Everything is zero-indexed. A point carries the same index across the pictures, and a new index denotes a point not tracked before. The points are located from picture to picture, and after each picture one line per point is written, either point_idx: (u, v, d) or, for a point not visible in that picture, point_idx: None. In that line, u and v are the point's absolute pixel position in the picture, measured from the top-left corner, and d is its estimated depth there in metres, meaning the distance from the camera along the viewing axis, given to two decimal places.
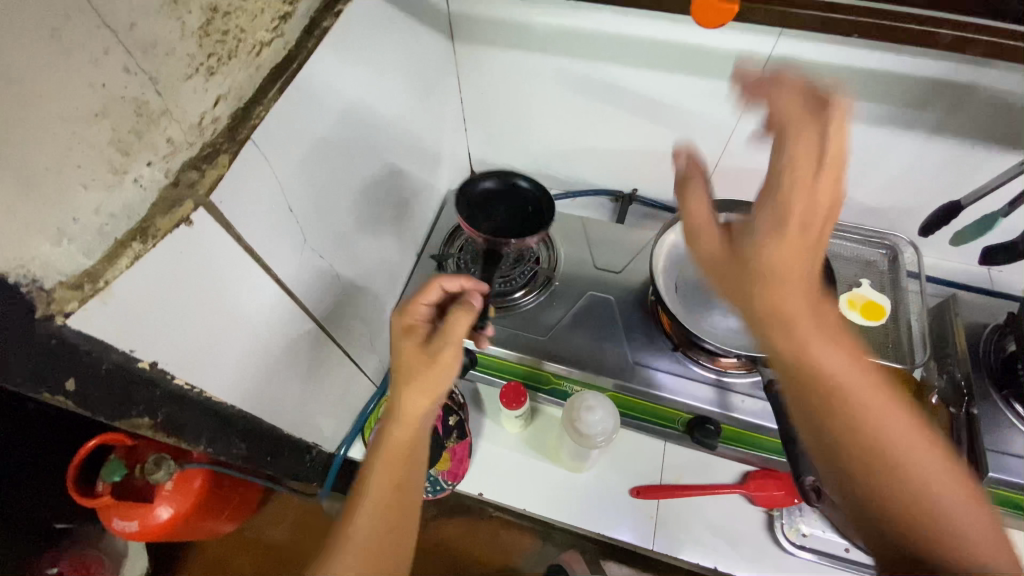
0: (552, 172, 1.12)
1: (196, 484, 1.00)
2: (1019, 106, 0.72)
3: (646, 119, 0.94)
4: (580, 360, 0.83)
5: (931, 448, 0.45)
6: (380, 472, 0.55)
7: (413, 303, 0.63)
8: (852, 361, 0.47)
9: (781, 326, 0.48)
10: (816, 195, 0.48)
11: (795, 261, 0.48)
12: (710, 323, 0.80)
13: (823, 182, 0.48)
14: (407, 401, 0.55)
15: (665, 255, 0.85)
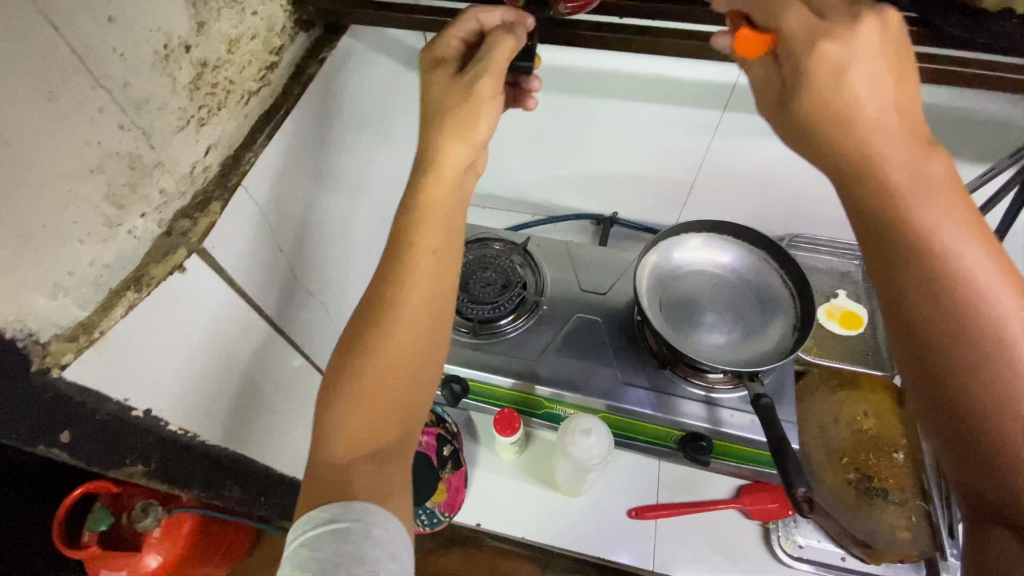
0: (534, 199, 1.15)
1: (185, 529, 0.98)
2: (968, 121, 0.76)
3: (623, 146, 0.98)
4: (571, 383, 0.84)
5: None
6: (431, 234, 0.54)
7: (442, 36, 0.58)
8: (992, 261, 0.41)
9: (879, 207, 0.43)
10: (848, 76, 0.43)
11: (883, 130, 0.43)
12: (696, 342, 0.82)
13: (852, 68, 0.43)
14: (446, 146, 0.54)
15: (647, 276, 0.87)
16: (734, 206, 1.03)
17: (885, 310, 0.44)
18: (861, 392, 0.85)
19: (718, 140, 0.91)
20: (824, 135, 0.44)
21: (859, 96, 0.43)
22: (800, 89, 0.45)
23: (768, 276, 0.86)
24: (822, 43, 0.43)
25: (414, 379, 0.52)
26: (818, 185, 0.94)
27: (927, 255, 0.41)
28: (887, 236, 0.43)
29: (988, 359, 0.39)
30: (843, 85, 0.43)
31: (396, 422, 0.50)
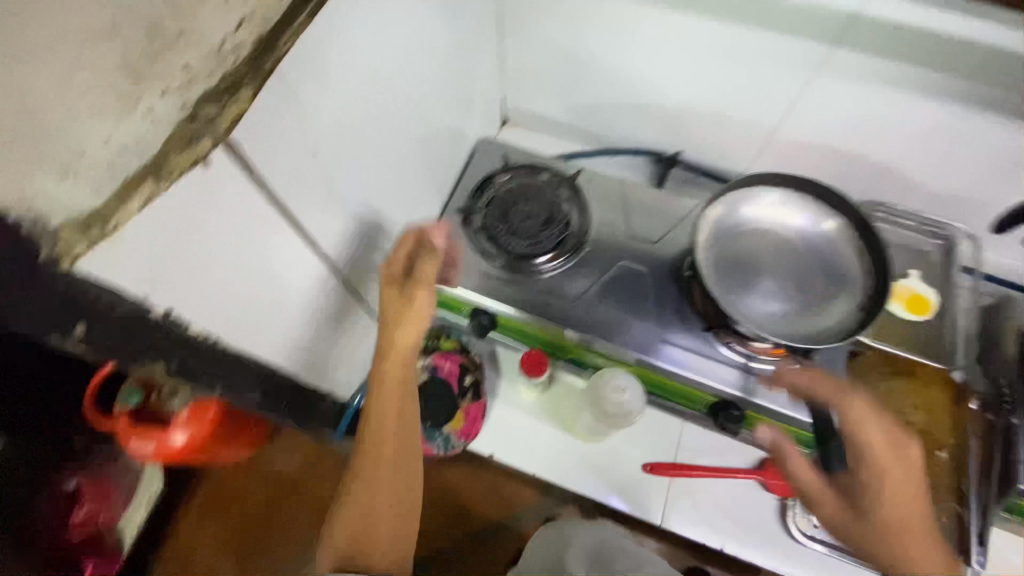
0: (590, 127, 1.05)
1: (212, 413, 1.00)
2: None
3: (703, 78, 0.86)
4: (605, 332, 0.80)
5: None
6: (373, 428, 0.65)
7: (394, 255, 0.68)
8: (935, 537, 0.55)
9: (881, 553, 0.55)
10: (885, 502, 0.55)
11: (897, 497, 0.55)
12: (748, 308, 0.76)
13: (883, 475, 0.56)
14: (396, 333, 0.65)
15: (708, 231, 0.79)
16: (814, 161, 0.92)
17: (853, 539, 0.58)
18: (915, 384, 0.80)
19: (817, 83, 0.79)
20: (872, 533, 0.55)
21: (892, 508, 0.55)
22: (869, 493, 0.56)
23: (843, 250, 0.78)
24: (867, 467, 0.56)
25: (410, 482, 0.67)
26: (924, 150, 0.82)
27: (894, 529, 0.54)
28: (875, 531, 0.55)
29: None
30: (910, 480, 0.56)
31: (399, 495, 0.66)
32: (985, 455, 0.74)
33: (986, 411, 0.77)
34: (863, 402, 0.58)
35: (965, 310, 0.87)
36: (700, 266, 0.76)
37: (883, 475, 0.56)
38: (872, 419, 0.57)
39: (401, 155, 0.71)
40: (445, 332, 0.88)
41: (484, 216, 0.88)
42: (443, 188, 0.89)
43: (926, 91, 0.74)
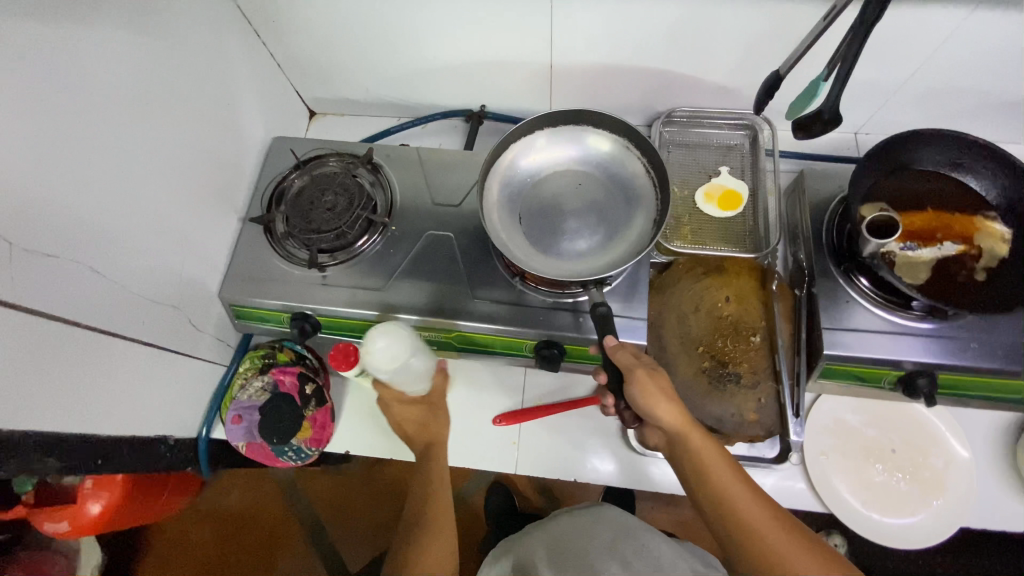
0: (393, 101, 1.03)
1: (118, 479, 0.90)
2: None
3: (458, 28, 0.85)
4: (421, 305, 0.80)
5: (769, 516, 0.56)
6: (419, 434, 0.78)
7: (310, 387, 0.84)
8: (734, 472, 0.59)
9: (689, 465, 0.61)
10: (690, 439, 0.61)
11: (708, 447, 0.61)
12: (555, 252, 0.77)
13: (668, 400, 0.62)
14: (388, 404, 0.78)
15: (502, 187, 0.79)
16: (604, 83, 0.92)
17: (712, 505, 0.59)
18: (725, 277, 0.82)
19: (559, 7, 0.79)
20: (686, 462, 0.61)
21: (686, 427, 0.61)
22: (649, 403, 0.61)
23: (631, 170, 0.79)
24: (669, 412, 0.61)
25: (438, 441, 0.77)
26: (685, 47, 0.83)
27: (707, 466, 0.60)
28: (686, 455, 0.61)
29: (756, 554, 0.55)
30: (696, 435, 0.61)
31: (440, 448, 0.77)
32: (799, 329, 0.77)
33: (793, 288, 0.80)
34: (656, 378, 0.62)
35: (772, 195, 0.89)
36: (497, 226, 0.77)
37: (668, 411, 0.61)
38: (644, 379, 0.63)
39: (140, 185, 0.68)
40: (276, 344, 0.87)
41: (286, 220, 0.86)
42: (234, 201, 0.87)
43: None
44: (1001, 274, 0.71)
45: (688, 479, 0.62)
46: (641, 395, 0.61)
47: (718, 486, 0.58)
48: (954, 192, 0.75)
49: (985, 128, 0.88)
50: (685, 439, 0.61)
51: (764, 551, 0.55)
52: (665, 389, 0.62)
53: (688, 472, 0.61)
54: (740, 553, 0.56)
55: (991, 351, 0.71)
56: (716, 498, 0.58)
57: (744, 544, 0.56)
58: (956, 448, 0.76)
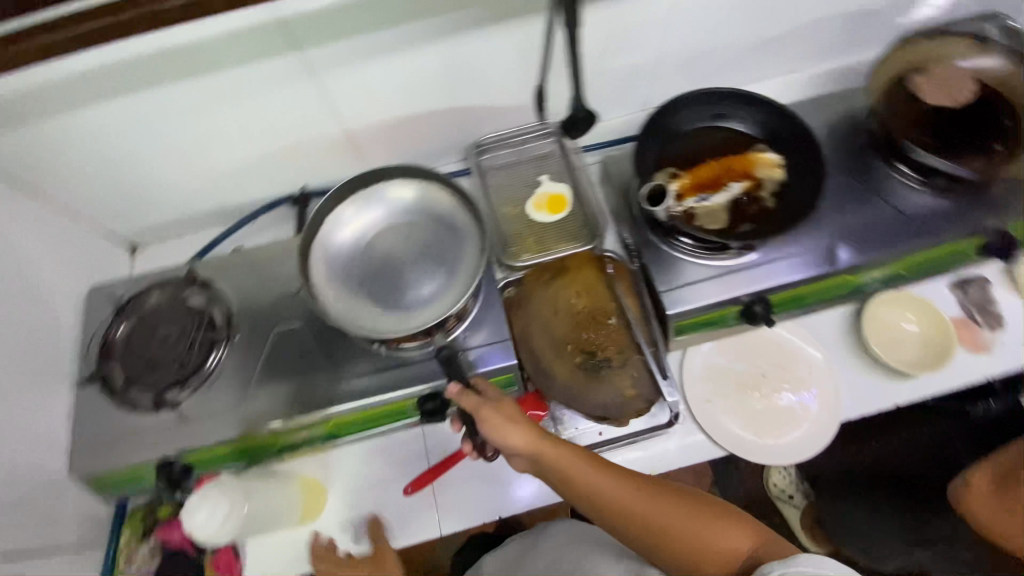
0: (210, 211, 0.98)
1: None
2: None
3: (242, 128, 0.83)
4: (290, 404, 0.78)
5: (627, 484, 0.63)
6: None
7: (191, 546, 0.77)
8: (589, 462, 0.64)
9: (552, 474, 0.64)
10: (545, 451, 0.64)
11: (560, 452, 0.64)
12: (403, 306, 0.77)
13: (514, 424, 0.64)
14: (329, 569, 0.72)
15: (330, 262, 0.78)
16: (410, 134, 0.93)
17: (581, 498, 0.63)
18: (569, 274, 0.87)
19: (329, 81, 0.79)
20: (548, 471, 0.65)
21: (539, 441, 0.64)
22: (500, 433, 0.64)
23: (448, 205, 0.81)
24: (518, 435, 0.64)
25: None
26: (466, 82, 0.85)
27: (566, 470, 0.63)
28: (546, 465, 0.64)
29: (627, 522, 0.61)
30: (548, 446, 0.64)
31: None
32: (640, 296, 0.84)
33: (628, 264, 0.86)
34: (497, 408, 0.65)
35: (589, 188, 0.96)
36: (338, 302, 0.76)
37: (519, 435, 0.64)
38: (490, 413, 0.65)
39: None
40: (154, 502, 0.81)
41: (121, 368, 0.79)
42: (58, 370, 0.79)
43: (407, 42, 0.75)
44: (783, 195, 0.79)
45: (559, 487, 0.65)
46: (491, 430, 0.64)
47: (579, 481, 0.63)
48: (724, 138, 0.83)
49: (748, 71, 0.98)
50: (541, 453, 0.64)
51: (633, 516, 0.61)
52: (511, 416, 0.65)
53: (553, 479, 0.65)
54: (616, 526, 0.62)
55: (805, 263, 0.79)
56: (580, 492, 0.63)
57: (617, 519, 0.62)
58: (817, 353, 0.83)
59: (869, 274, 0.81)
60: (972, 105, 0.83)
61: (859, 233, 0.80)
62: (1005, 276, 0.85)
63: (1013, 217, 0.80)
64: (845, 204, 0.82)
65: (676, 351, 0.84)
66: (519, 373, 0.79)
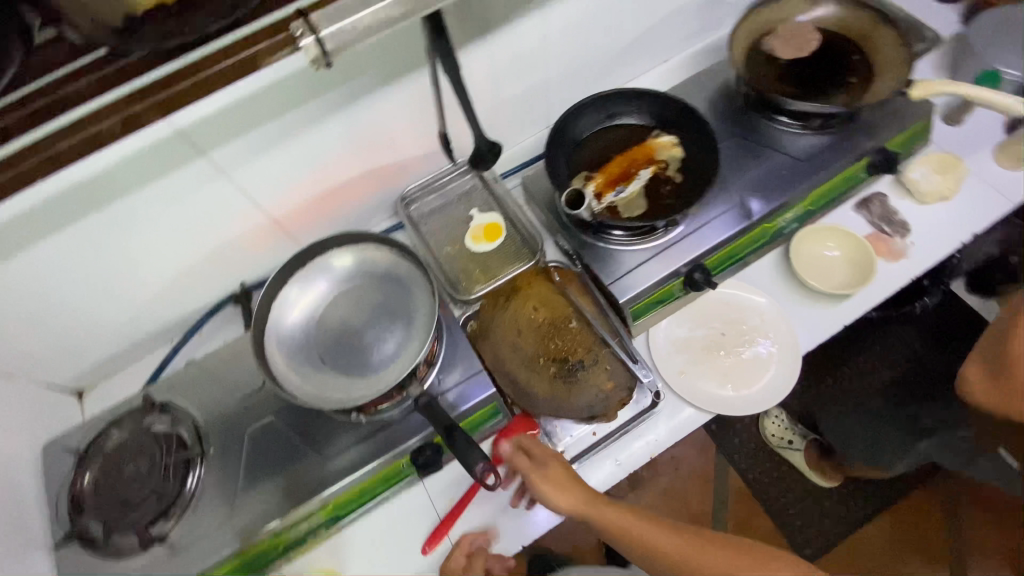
0: (155, 331, 0.96)
1: None
2: (394, 37, 0.73)
3: (165, 243, 0.83)
4: (284, 499, 0.77)
5: (655, 525, 0.74)
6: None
7: None
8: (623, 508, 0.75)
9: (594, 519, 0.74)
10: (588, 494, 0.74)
11: (597, 496, 0.75)
12: (370, 368, 0.77)
13: (561, 471, 0.74)
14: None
15: (287, 346, 0.78)
16: (336, 204, 0.96)
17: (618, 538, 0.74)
18: (522, 292, 0.89)
19: (241, 177, 0.80)
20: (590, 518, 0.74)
21: (582, 488, 0.74)
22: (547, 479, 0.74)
23: (389, 260, 0.82)
24: (566, 481, 0.74)
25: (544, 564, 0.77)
26: (374, 145, 0.88)
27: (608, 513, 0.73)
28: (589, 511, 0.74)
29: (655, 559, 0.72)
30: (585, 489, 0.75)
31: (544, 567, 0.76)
32: (592, 294, 0.87)
33: (572, 267, 0.90)
34: (547, 457, 0.75)
35: (518, 210, 1.01)
36: (306, 383, 0.76)
37: (566, 482, 0.74)
38: (544, 464, 0.75)
39: None
40: None
41: (95, 519, 0.75)
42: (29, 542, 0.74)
43: (308, 121, 0.78)
44: (687, 169, 0.86)
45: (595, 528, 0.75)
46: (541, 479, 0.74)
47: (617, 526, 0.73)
48: (623, 133, 0.90)
49: (626, 69, 1.07)
50: (584, 499, 0.74)
51: (658, 552, 0.72)
52: (558, 467, 0.75)
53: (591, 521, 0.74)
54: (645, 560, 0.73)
55: (725, 222, 0.86)
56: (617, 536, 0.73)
57: (645, 551, 0.73)
58: (762, 300, 0.88)
59: (784, 218, 0.88)
60: (824, 51, 0.93)
61: (763, 184, 0.88)
62: (895, 186, 0.95)
63: (884, 135, 0.90)
64: (743, 163, 0.90)
65: (641, 335, 0.88)
66: (501, 399, 0.81)
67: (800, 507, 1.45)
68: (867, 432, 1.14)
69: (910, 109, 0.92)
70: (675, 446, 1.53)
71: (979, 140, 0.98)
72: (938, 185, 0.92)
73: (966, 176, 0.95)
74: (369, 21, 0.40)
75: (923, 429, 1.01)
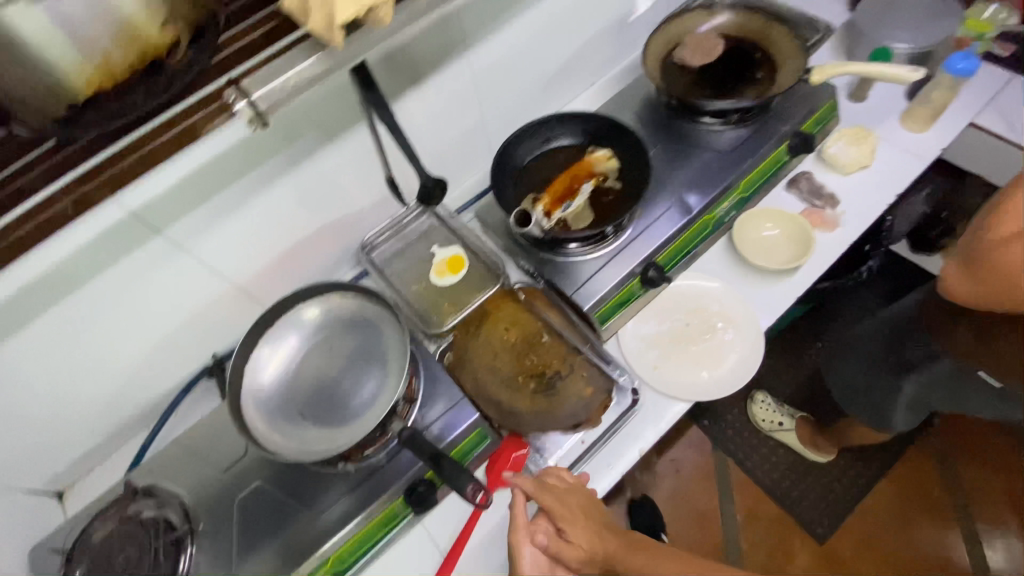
0: (130, 417, 0.95)
1: None
2: (331, 97, 0.78)
3: (131, 326, 0.83)
4: (282, 563, 0.75)
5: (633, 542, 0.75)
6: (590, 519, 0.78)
7: None
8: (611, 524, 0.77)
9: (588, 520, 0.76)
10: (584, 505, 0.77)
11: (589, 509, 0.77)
12: (352, 414, 0.78)
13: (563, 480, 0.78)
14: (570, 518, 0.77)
15: (266, 407, 0.78)
16: (300, 261, 0.98)
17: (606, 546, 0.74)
18: (491, 317, 0.92)
19: (200, 249, 0.82)
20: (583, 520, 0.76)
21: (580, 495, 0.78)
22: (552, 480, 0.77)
23: (356, 306, 0.84)
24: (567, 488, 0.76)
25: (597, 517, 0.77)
26: (328, 199, 0.92)
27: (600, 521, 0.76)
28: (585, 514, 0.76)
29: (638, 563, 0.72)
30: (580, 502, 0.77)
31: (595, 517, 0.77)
32: (558, 307, 0.91)
33: (536, 284, 0.94)
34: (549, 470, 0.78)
35: (477, 239, 1.05)
36: (289, 441, 0.76)
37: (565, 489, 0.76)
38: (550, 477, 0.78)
39: None
40: None
41: None
42: None
43: (259, 185, 0.81)
44: (625, 177, 0.92)
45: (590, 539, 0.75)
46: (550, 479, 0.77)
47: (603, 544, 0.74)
48: (561, 153, 0.96)
49: (556, 96, 1.15)
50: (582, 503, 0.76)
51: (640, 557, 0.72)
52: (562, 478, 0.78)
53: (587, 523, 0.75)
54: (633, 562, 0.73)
55: (668, 220, 0.91)
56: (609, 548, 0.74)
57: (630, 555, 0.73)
58: (716, 284, 0.93)
59: (722, 207, 0.94)
60: (728, 55, 1.02)
61: (696, 180, 0.94)
62: (818, 163, 1.03)
63: (796, 119, 0.98)
64: (675, 164, 0.97)
65: (611, 339, 0.91)
66: (488, 424, 0.82)
67: (803, 487, 1.46)
68: (864, 379, 1.19)
69: (815, 94, 1.00)
70: (673, 448, 1.54)
71: (883, 111, 1.07)
72: (856, 155, 1.00)
73: (879, 144, 1.03)
74: (297, 80, 0.42)
75: (908, 363, 1.05)
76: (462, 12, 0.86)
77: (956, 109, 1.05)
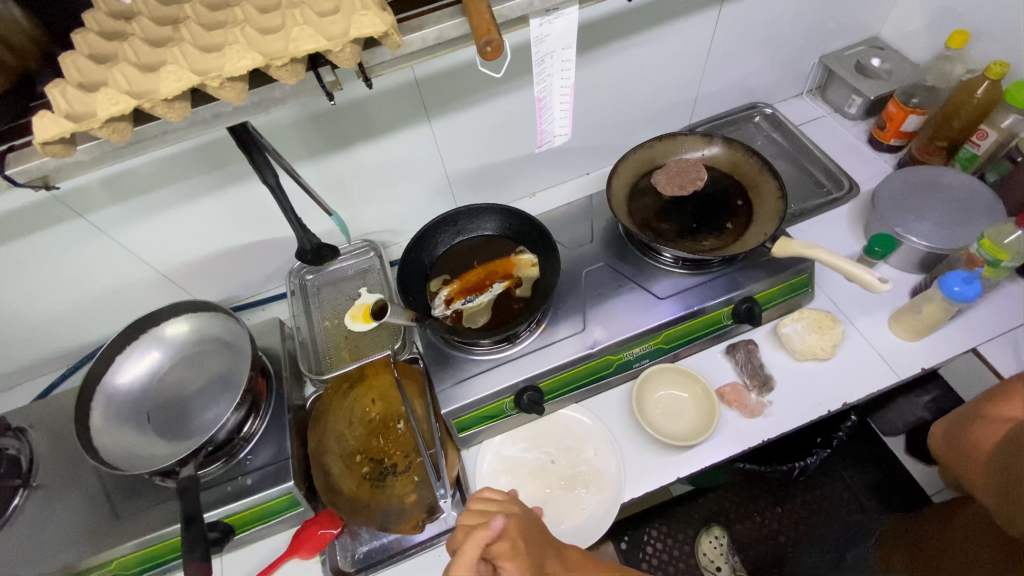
0: (48, 355, 1.02)
1: None
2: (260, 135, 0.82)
3: (50, 284, 0.90)
4: (75, 543, 0.79)
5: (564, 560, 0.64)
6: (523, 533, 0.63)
7: None
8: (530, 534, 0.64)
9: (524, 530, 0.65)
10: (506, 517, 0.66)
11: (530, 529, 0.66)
12: (185, 433, 0.80)
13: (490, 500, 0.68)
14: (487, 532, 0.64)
15: (118, 400, 0.82)
16: (232, 265, 1.02)
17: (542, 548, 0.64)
18: (366, 383, 0.90)
19: (123, 236, 0.88)
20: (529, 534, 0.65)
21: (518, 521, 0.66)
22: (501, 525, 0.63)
23: (233, 331, 0.86)
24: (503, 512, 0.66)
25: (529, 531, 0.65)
26: (262, 219, 0.96)
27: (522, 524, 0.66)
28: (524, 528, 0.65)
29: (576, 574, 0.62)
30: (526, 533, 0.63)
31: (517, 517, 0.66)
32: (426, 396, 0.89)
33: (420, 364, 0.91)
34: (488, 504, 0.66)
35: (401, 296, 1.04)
36: (124, 439, 0.79)
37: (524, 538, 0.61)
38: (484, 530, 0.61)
39: None
40: None
41: None
42: None
43: (188, 195, 0.86)
44: (538, 288, 0.87)
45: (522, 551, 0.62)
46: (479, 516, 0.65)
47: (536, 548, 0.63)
48: (492, 242, 0.93)
49: (535, 177, 1.11)
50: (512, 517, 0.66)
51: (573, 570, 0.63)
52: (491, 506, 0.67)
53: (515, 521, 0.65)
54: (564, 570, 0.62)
55: (567, 347, 0.85)
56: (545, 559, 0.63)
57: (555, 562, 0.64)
58: (598, 429, 0.86)
59: (631, 351, 0.86)
60: (710, 190, 0.94)
61: (616, 315, 0.87)
62: (771, 336, 0.92)
63: (754, 285, 0.87)
64: (604, 290, 0.90)
65: (470, 446, 0.87)
66: (303, 490, 0.81)
67: None
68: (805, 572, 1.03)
69: (789, 262, 0.88)
70: None
71: (876, 301, 0.92)
72: (813, 343, 0.87)
73: (846, 336, 0.89)
74: (54, 162, 0.43)
75: None
76: (425, 85, 0.85)
77: (966, 325, 0.88)
